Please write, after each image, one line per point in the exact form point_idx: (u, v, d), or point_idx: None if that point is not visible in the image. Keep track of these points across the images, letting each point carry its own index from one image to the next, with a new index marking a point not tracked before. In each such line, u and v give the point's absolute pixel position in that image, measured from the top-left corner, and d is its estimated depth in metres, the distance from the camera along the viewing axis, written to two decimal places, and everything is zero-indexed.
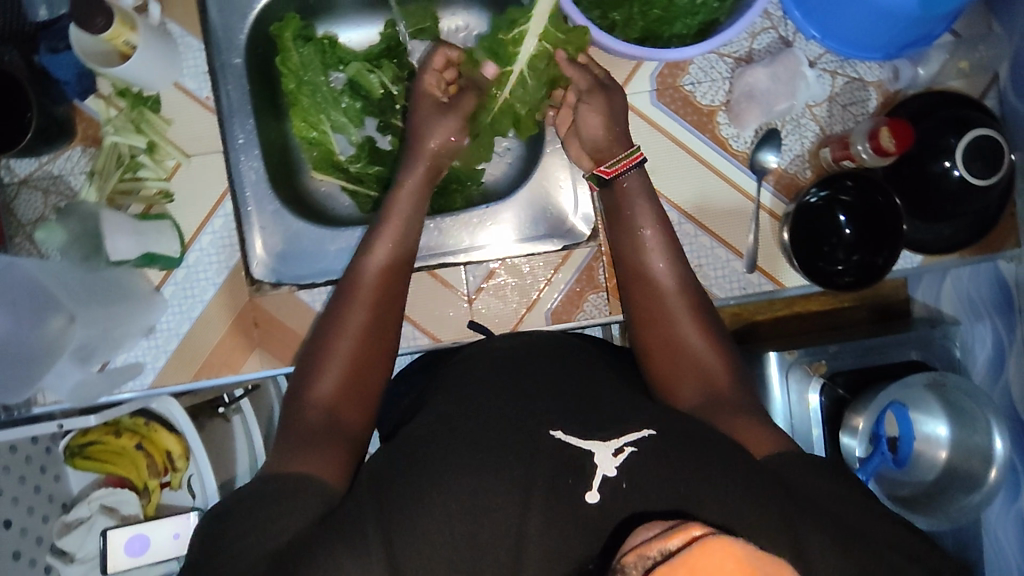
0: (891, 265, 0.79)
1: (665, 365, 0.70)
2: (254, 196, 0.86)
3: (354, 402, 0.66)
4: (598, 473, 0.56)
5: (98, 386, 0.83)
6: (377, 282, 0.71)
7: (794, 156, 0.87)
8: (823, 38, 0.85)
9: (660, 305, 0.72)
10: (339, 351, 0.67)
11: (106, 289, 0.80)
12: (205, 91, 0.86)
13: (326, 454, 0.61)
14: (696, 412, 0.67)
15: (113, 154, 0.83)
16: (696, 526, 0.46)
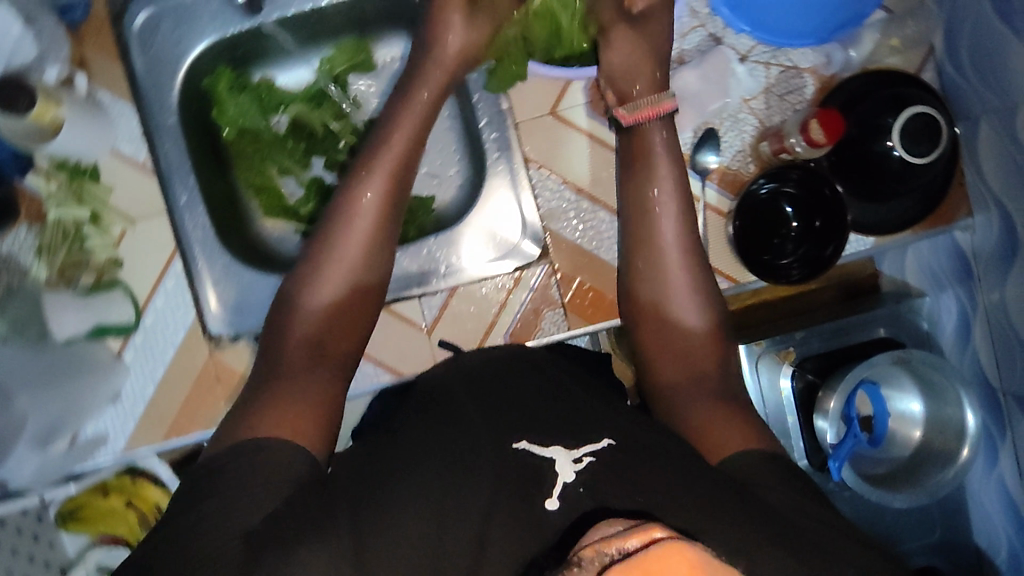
0: (838, 256, 0.78)
1: (653, 330, 0.77)
2: (204, 252, 0.86)
3: (336, 348, 0.73)
4: (559, 481, 0.58)
5: (69, 459, 0.84)
6: (375, 250, 0.75)
7: (734, 151, 0.86)
8: (753, 30, 0.84)
9: (656, 271, 0.78)
10: (329, 301, 0.73)
11: (67, 364, 0.83)
12: (143, 155, 0.86)
13: (301, 414, 0.67)
14: (672, 385, 0.75)
15: (58, 229, 0.83)
16: (657, 528, 0.43)
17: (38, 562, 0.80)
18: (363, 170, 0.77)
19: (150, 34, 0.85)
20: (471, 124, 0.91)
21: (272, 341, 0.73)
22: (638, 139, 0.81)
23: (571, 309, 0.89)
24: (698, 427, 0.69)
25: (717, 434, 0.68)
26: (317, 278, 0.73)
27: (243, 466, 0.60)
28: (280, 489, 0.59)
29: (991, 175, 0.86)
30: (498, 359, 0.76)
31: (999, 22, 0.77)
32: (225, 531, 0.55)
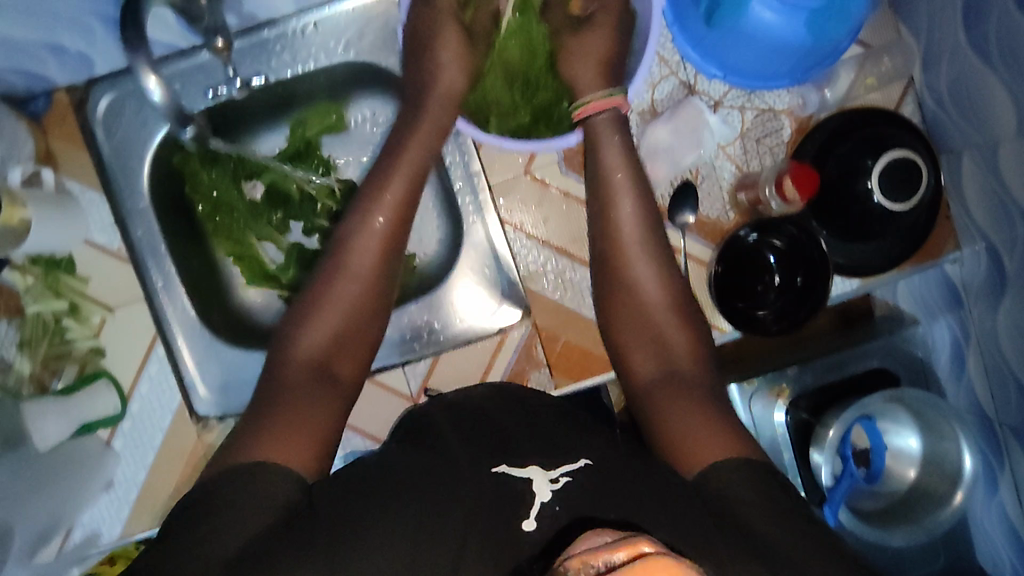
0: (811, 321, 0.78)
1: (627, 332, 0.78)
2: (185, 334, 0.86)
3: (338, 367, 0.74)
4: (536, 501, 0.57)
5: (62, 561, 0.83)
6: (380, 272, 0.77)
7: (713, 200, 0.85)
8: (725, 75, 0.81)
9: (625, 270, 0.78)
10: (336, 315, 0.75)
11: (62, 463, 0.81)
12: (117, 243, 0.86)
13: (297, 443, 0.66)
14: (649, 383, 0.75)
15: (39, 322, 0.83)
16: (647, 542, 0.40)
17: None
18: (374, 193, 0.78)
19: (113, 119, 0.84)
20: (446, 185, 0.88)
21: (275, 358, 0.74)
22: (598, 152, 0.78)
23: (557, 368, 0.88)
24: (672, 438, 0.69)
25: (692, 448, 0.67)
26: (325, 295, 0.75)
27: (225, 497, 0.59)
28: (264, 516, 0.58)
29: (975, 205, 0.83)
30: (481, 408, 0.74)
31: (972, 53, 0.75)
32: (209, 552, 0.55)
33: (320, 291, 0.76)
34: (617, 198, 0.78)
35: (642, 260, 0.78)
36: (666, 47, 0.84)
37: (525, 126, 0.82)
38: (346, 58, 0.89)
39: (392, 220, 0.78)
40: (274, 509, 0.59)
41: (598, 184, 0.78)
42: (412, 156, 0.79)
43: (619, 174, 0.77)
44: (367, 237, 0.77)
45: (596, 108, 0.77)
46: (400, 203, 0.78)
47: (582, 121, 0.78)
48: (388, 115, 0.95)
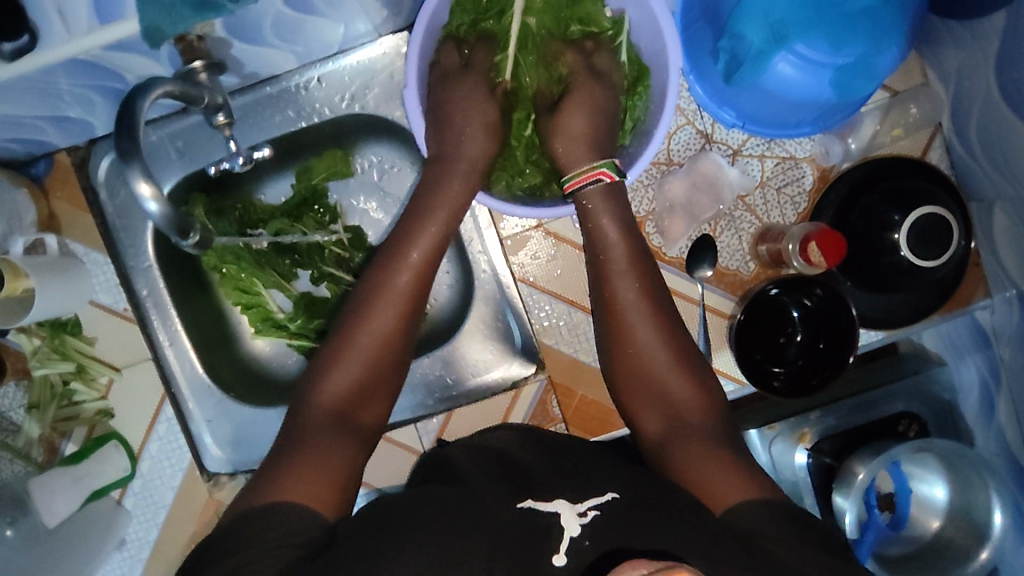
0: (824, 387, 0.76)
1: (632, 388, 0.73)
2: (192, 392, 0.85)
3: (362, 417, 0.71)
4: (566, 535, 0.54)
5: None
6: (404, 325, 0.74)
7: (732, 251, 0.82)
8: (743, 124, 0.78)
9: (625, 325, 0.73)
10: (359, 362, 0.71)
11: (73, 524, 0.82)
12: (122, 303, 0.84)
13: (314, 480, 0.62)
14: (658, 441, 0.70)
15: (46, 385, 0.83)
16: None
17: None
18: (404, 239, 0.76)
19: (116, 180, 0.82)
20: (458, 241, 0.85)
21: (294, 409, 0.71)
22: (591, 221, 0.73)
23: (574, 423, 0.86)
24: (688, 477, 0.65)
25: (703, 491, 0.63)
26: (347, 345, 0.72)
27: (245, 533, 0.57)
28: (284, 555, 0.55)
29: (1008, 256, 0.79)
30: (507, 452, 0.72)
31: (1004, 106, 0.71)
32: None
33: (342, 340, 0.73)
34: (619, 255, 0.73)
35: (654, 310, 0.73)
36: (683, 96, 0.81)
37: (536, 186, 0.80)
38: (350, 112, 0.87)
39: (421, 268, 0.74)
40: (295, 547, 0.56)
41: (597, 247, 0.74)
42: (422, 209, 0.77)
43: (621, 229, 0.74)
44: (391, 289, 0.74)
45: (579, 183, 0.74)
46: (424, 264, 0.75)
47: (573, 194, 0.75)
48: (397, 161, 0.93)
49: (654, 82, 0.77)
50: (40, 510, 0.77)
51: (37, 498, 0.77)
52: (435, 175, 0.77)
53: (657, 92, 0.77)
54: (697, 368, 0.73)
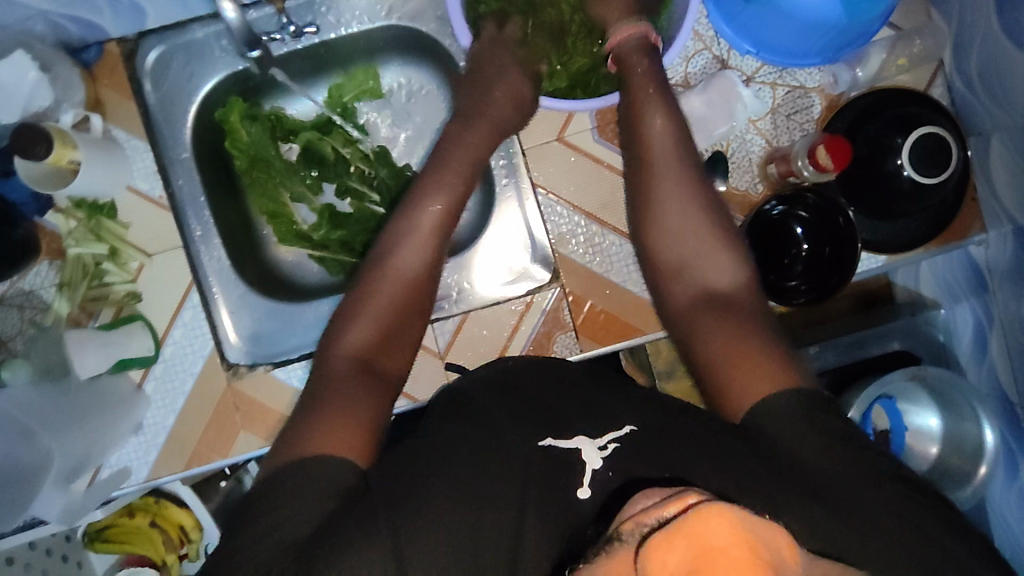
0: (844, 287, 0.80)
1: (665, 265, 0.76)
2: (219, 281, 0.88)
3: (386, 364, 0.72)
4: (588, 468, 0.59)
5: (89, 499, 0.86)
6: (422, 277, 0.75)
7: (743, 172, 0.86)
8: (758, 51, 0.83)
9: (663, 203, 0.76)
10: (381, 311, 0.73)
11: (95, 400, 0.84)
12: (158, 190, 0.88)
13: (349, 433, 0.63)
14: (688, 311, 0.73)
15: (78, 264, 0.86)
16: (693, 495, 0.42)
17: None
18: (420, 196, 0.78)
19: (161, 72, 0.87)
20: (487, 180, 0.91)
21: (318, 359, 0.72)
22: (646, 141, 0.76)
23: (583, 330, 0.89)
24: (711, 365, 0.68)
25: (733, 390, 0.65)
26: (368, 297, 0.73)
27: (293, 484, 0.58)
28: (325, 506, 0.57)
29: (1004, 189, 0.84)
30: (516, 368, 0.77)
31: (1005, 39, 0.76)
32: (275, 542, 0.55)
33: (360, 294, 0.74)
34: (666, 184, 0.76)
35: (712, 236, 0.74)
36: (702, 22, 0.86)
37: (562, 92, 0.86)
38: (388, 22, 0.91)
39: (437, 218, 0.77)
40: (332, 494, 0.58)
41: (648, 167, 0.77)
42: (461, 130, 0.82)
43: (676, 155, 0.76)
44: (410, 237, 0.76)
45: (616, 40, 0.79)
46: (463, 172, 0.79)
47: (614, 58, 0.80)
48: (423, 81, 0.98)
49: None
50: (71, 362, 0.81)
51: (70, 355, 0.80)
52: (468, 92, 0.84)
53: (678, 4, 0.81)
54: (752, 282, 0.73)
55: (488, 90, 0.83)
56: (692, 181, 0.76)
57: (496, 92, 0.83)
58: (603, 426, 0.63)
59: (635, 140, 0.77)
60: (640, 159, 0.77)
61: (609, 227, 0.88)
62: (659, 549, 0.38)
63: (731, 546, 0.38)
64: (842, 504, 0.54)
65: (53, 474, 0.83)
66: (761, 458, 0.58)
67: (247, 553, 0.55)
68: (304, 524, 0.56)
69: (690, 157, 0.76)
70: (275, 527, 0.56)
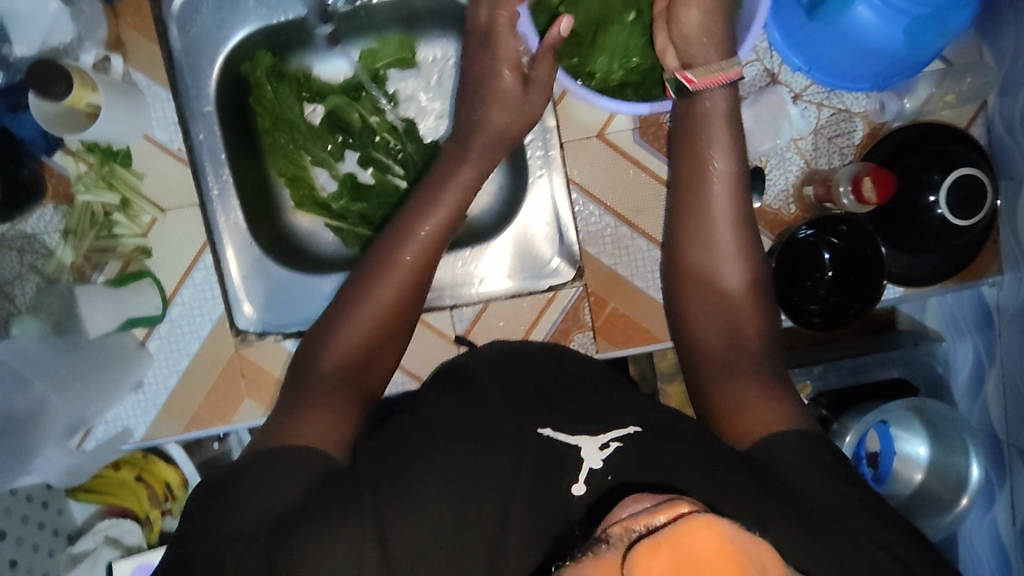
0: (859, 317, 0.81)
1: (694, 297, 0.74)
2: (231, 238, 0.85)
3: (369, 373, 0.70)
4: (585, 466, 0.55)
5: (86, 462, 0.85)
6: (414, 292, 0.72)
7: (778, 191, 0.86)
8: (808, 69, 0.83)
9: (706, 239, 0.74)
10: (369, 321, 0.70)
11: (94, 362, 0.80)
12: (177, 143, 0.84)
13: (326, 422, 0.64)
14: (708, 349, 0.72)
15: (86, 211, 0.82)
16: (686, 504, 0.40)
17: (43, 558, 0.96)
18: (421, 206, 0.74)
19: (189, 16, 0.82)
20: (517, 159, 0.88)
21: (307, 354, 0.70)
22: (688, 174, 0.76)
23: (601, 332, 0.88)
24: (721, 398, 0.68)
25: (740, 419, 0.66)
26: (353, 304, 0.70)
27: (276, 463, 0.59)
28: (295, 488, 0.58)
29: None
30: (528, 352, 0.76)
31: None
32: (254, 510, 0.56)
33: (353, 296, 0.70)
34: (703, 227, 0.74)
35: (735, 270, 0.73)
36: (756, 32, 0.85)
37: (611, 91, 0.83)
38: None
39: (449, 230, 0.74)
40: (307, 478, 0.59)
41: (684, 199, 0.76)
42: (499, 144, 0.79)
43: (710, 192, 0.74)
44: (414, 248, 0.72)
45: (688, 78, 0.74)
46: (472, 177, 0.76)
47: (698, 91, 0.74)
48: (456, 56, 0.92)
49: (746, 4, 0.78)
50: (81, 317, 0.78)
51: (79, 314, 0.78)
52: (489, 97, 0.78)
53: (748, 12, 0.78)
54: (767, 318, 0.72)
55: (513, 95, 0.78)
56: (723, 218, 0.74)
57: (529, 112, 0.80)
58: (607, 424, 0.60)
59: (679, 174, 0.77)
60: (686, 191, 0.76)
61: (638, 230, 0.87)
62: (643, 556, 0.36)
63: (718, 560, 0.36)
64: (843, 548, 0.52)
65: (56, 433, 0.79)
66: (766, 478, 0.57)
67: (240, 511, 0.56)
68: (289, 492, 0.57)
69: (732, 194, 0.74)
70: (257, 497, 0.57)
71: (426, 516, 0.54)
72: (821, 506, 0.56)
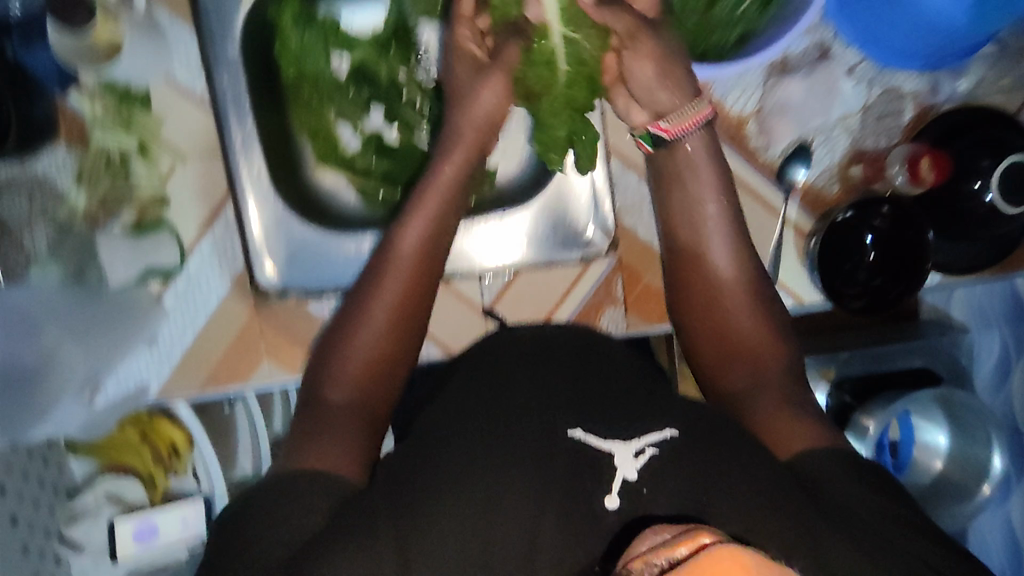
0: (903, 299, 0.79)
1: (707, 329, 0.71)
2: (251, 184, 0.81)
3: (378, 404, 0.66)
4: (619, 476, 0.57)
5: (104, 419, 0.82)
6: (419, 315, 0.68)
7: (822, 169, 0.83)
8: (863, 45, 0.79)
9: (706, 267, 0.72)
10: (370, 352, 0.65)
11: (107, 316, 0.79)
12: (199, 85, 0.80)
13: (334, 453, 0.61)
14: (734, 388, 0.69)
15: (102, 156, 0.77)
16: (706, 535, 0.45)
17: (38, 530, 0.77)
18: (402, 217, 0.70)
19: None
20: None
21: (306, 397, 0.66)
22: (678, 212, 0.74)
23: (632, 309, 0.87)
24: (754, 422, 0.66)
25: (770, 435, 0.64)
26: (350, 335, 0.66)
27: (295, 489, 0.57)
28: (309, 523, 0.55)
29: None
30: (577, 331, 0.74)
31: None
32: (280, 535, 0.54)
33: (349, 327, 0.66)
34: (706, 256, 0.72)
35: (738, 298, 0.70)
36: None
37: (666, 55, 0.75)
38: None
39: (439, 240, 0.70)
40: (326, 504, 0.57)
41: (680, 234, 0.74)
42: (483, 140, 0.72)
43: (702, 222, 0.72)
44: (397, 264, 0.67)
45: (665, 129, 0.72)
46: (456, 186, 0.71)
47: (676, 138, 0.72)
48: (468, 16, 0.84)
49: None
50: (102, 266, 0.79)
51: (101, 264, 0.79)
52: (458, 108, 0.72)
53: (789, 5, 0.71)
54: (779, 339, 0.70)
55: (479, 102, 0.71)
56: (720, 249, 0.72)
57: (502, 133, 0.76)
58: (643, 423, 0.60)
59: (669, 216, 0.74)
60: (678, 225, 0.74)
61: None
62: None
63: None
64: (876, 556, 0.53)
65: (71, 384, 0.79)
66: (801, 486, 0.58)
67: (263, 553, 0.54)
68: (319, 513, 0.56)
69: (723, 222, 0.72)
70: (281, 521, 0.55)
71: (463, 515, 0.55)
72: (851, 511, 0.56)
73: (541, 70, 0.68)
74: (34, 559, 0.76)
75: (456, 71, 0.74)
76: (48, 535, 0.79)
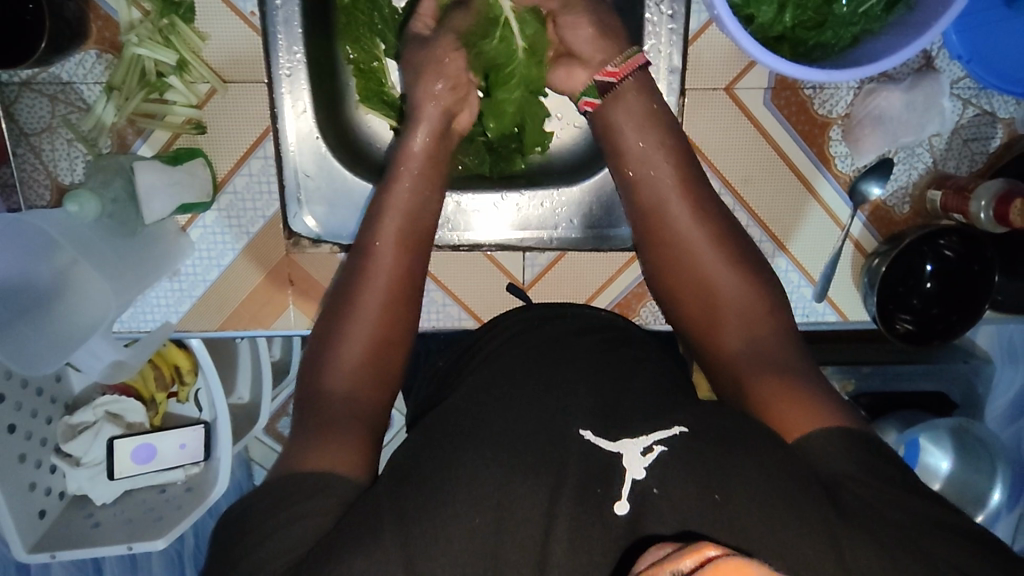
0: (962, 327, 0.77)
1: (700, 319, 0.65)
2: (292, 115, 0.74)
3: (382, 392, 0.62)
4: (629, 477, 0.48)
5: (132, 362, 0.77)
6: (401, 286, 0.65)
7: (897, 187, 0.79)
8: (970, 60, 0.72)
9: (684, 258, 0.66)
10: (353, 332, 0.62)
11: (134, 253, 0.73)
12: (251, 5, 0.72)
13: (341, 445, 0.56)
14: (738, 357, 0.61)
15: (136, 67, 0.71)
16: (710, 545, 0.39)
17: (36, 440, 0.89)
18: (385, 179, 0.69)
19: None
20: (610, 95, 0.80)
21: (303, 388, 0.62)
22: (640, 192, 0.68)
23: None
24: (754, 397, 0.57)
25: (777, 409, 0.56)
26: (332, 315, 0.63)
27: (290, 495, 0.51)
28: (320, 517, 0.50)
29: None
30: (615, 325, 0.70)
31: None
32: (289, 538, 0.48)
33: (331, 311, 0.64)
34: (679, 239, 0.66)
35: (710, 262, 0.65)
36: None
37: (766, 44, 0.69)
38: None
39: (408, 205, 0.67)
40: (337, 504, 0.51)
41: (646, 215, 0.68)
42: (446, 91, 0.69)
43: (655, 197, 0.68)
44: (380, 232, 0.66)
45: (613, 74, 0.68)
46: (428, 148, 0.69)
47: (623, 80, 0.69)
48: None
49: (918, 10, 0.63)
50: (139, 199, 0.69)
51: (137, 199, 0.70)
52: (414, 84, 0.70)
53: (908, 19, 0.63)
54: (769, 293, 0.65)
55: (433, 76, 0.69)
56: (689, 230, 0.66)
57: (466, 110, 0.72)
58: (646, 422, 0.52)
59: (634, 201, 0.69)
60: (650, 210, 0.68)
61: (739, 201, 0.80)
62: None
63: None
64: None
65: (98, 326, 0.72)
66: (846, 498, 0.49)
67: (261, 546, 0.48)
68: (323, 513, 0.50)
69: (675, 192, 0.67)
70: (300, 517, 0.49)
71: (466, 501, 0.48)
72: (921, 541, 0.46)
73: (498, 44, 0.70)
74: (29, 470, 0.87)
75: (432, 44, 0.70)
76: (42, 463, 0.90)
